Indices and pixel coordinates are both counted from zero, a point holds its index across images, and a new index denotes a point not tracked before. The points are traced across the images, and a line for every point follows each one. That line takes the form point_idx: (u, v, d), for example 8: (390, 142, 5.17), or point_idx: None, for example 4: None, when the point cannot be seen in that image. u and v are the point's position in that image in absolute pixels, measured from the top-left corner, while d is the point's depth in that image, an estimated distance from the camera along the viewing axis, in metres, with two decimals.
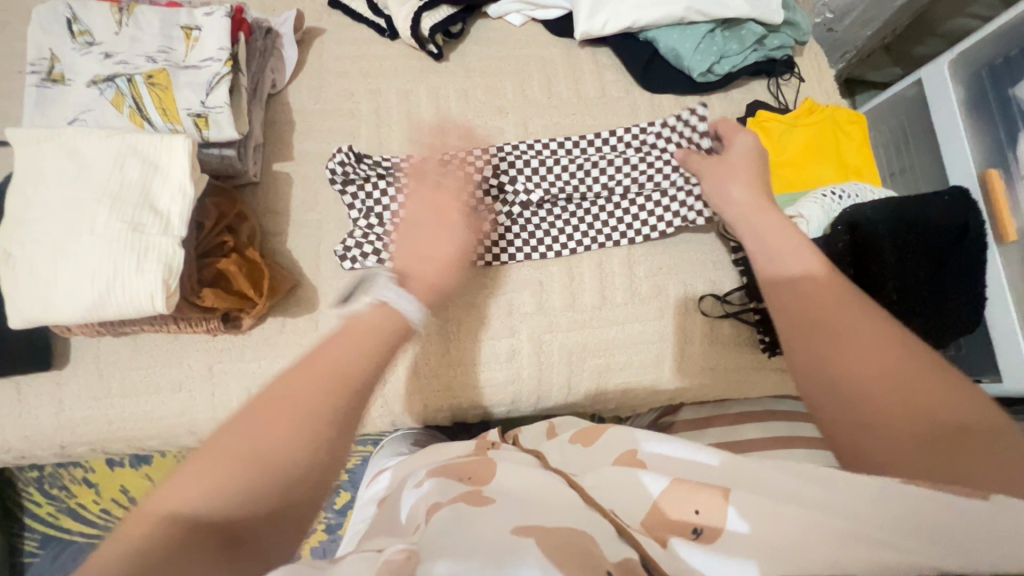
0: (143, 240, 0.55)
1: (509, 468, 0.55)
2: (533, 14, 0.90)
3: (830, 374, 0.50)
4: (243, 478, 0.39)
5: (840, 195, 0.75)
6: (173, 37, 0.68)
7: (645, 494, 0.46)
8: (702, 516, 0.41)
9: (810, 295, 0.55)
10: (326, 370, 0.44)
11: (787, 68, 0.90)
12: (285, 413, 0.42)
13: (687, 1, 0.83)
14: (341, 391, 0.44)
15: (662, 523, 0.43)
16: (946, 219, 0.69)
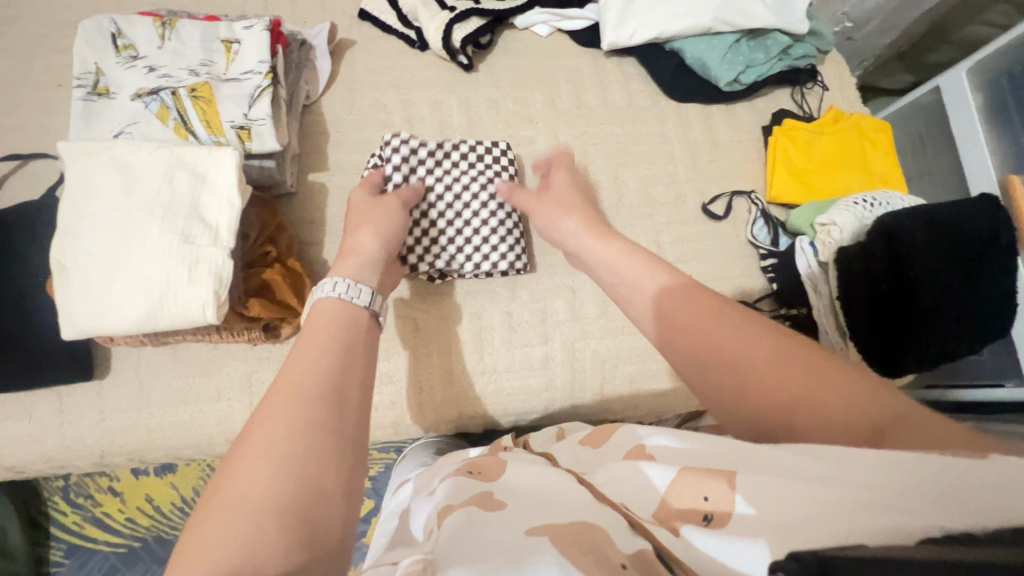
0: (194, 251, 0.56)
1: (524, 471, 0.56)
2: (559, 25, 0.91)
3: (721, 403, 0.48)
4: (242, 529, 0.36)
5: (872, 203, 0.76)
6: (214, 51, 0.69)
7: (654, 483, 0.48)
8: (711, 503, 0.43)
9: (672, 314, 0.52)
10: (296, 386, 0.46)
11: (810, 79, 0.91)
12: (264, 457, 0.40)
13: (714, 12, 0.85)
14: (311, 407, 0.44)
15: (671, 513, 0.45)
16: (978, 226, 0.70)
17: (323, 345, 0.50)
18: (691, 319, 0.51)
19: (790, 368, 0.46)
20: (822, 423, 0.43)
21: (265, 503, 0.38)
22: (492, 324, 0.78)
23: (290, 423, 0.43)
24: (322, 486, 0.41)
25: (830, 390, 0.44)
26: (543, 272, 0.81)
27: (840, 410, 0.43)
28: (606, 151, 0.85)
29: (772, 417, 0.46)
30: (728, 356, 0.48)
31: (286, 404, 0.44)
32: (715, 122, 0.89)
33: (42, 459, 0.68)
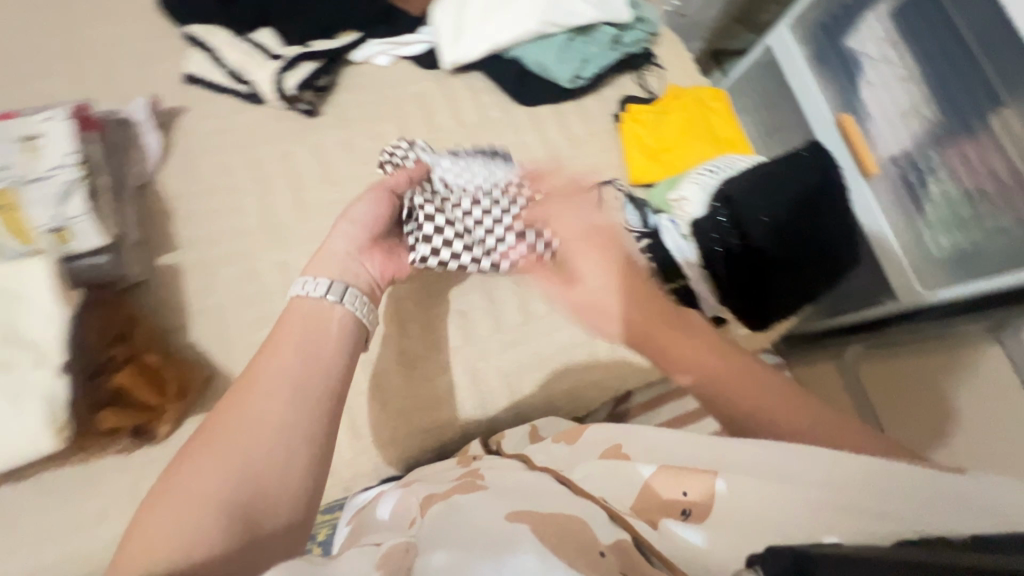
0: (17, 380, 0.51)
1: (502, 475, 0.53)
2: (398, 53, 0.92)
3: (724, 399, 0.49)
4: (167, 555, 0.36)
5: (716, 169, 0.82)
6: (10, 151, 0.63)
7: (631, 478, 0.49)
8: (690, 497, 0.44)
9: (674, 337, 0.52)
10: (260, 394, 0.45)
11: (644, 62, 0.96)
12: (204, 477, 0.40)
13: (539, 16, 0.87)
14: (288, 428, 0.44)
15: (654, 504, 0.46)
16: (812, 176, 0.75)
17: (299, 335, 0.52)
18: (656, 324, 0.53)
19: (787, 396, 0.47)
20: (826, 438, 0.45)
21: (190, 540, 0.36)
22: (388, 366, 0.76)
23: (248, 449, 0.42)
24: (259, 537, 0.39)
25: (811, 425, 0.46)
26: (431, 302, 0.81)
27: (818, 425, 0.45)
28: None
29: (752, 422, 0.47)
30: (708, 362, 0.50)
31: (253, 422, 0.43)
32: (568, 119, 0.91)
33: None
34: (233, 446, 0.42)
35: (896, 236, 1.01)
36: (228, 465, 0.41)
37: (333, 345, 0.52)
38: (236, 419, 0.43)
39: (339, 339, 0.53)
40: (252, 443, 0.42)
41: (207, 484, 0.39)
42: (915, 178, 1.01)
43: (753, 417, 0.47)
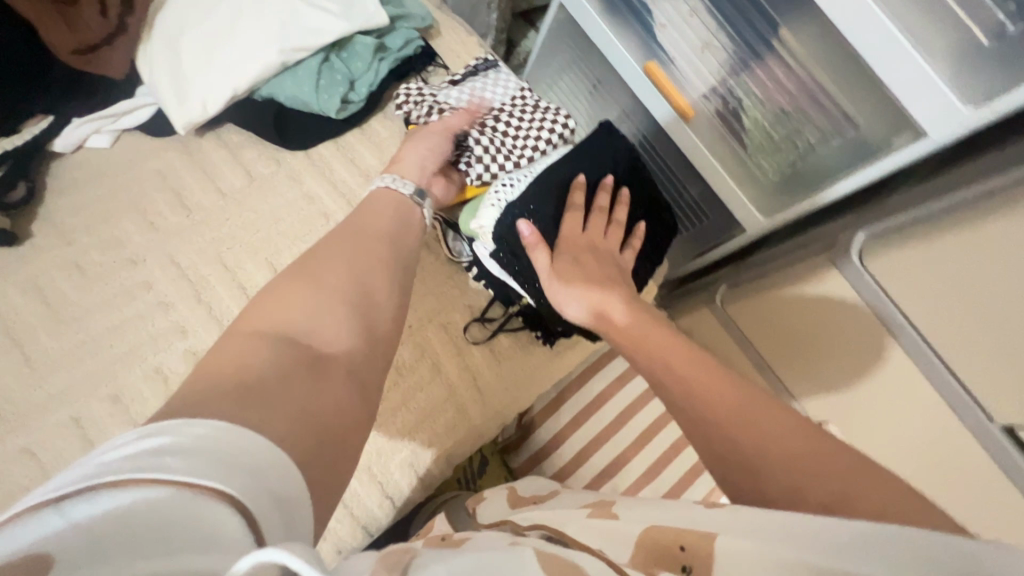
0: None
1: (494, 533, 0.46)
2: (119, 123, 0.73)
3: (727, 451, 0.47)
4: (306, 317, 0.49)
5: (513, 179, 0.76)
6: None
7: (623, 533, 0.40)
8: (690, 553, 0.35)
9: (671, 359, 0.56)
10: (365, 234, 0.61)
11: (427, 64, 0.84)
12: (332, 266, 0.55)
13: (277, 44, 0.72)
14: (383, 260, 0.59)
15: (650, 563, 0.36)
16: (594, 164, 0.76)
17: (387, 212, 0.66)
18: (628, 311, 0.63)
19: (819, 439, 0.45)
20: (807, 493, 0.41)
21: (343, 297, 0.52)
22: None
23: (370, 265, 0.57)
24: (366, 348, 0.51)
25: (842, 463, 0.42)
26: None
27: (847, 468, 0.42)
28: (249, 246, 0.71)
29: (728, 449, 0.47)
30: (653, 356, 0.58)
31: (363, 249, 0.59)
32: (355, 153, 0.79)
33: None
34: (338, 272, 0.54)
35: (728, 174, 0.99)
36: (329, 285, 0.53)
37: (413, 231, 0.66)
38: (368, 242, 0.60)
39: (420, 224, 0.68)
40: (371, 261, 0.58)
41: (335, 268, 0.55)
42: (730, 110, 0.96)
43: (748, 455, 0.46)
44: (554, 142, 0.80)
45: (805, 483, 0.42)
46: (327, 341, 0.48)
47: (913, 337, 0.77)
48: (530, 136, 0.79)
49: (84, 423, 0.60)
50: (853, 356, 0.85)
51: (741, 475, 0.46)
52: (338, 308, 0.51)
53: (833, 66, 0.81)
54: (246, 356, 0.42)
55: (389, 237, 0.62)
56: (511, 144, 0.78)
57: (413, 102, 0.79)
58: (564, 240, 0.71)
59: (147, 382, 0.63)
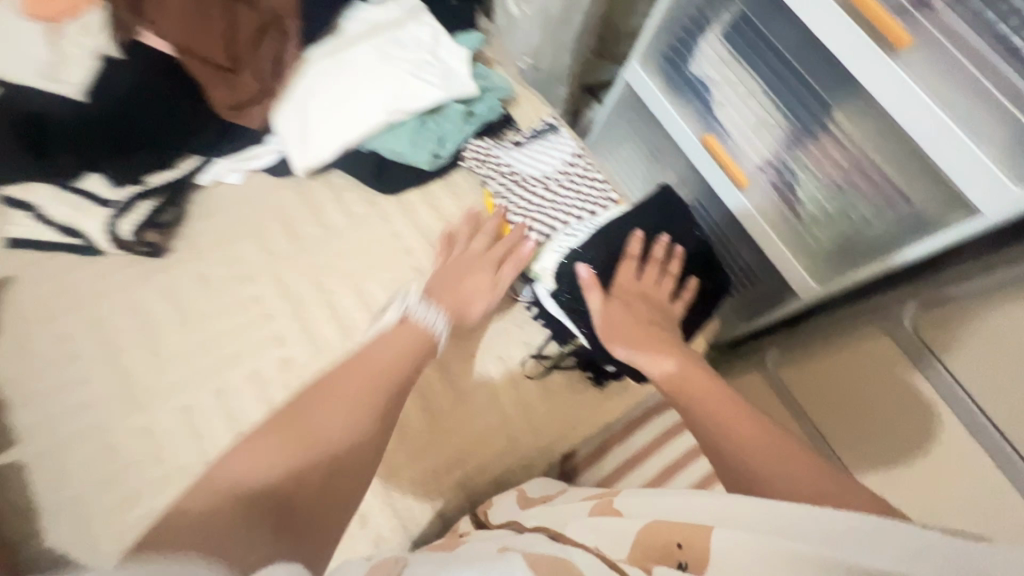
0: None
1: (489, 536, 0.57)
2: (248, 166, 0.87)
3: (736, 458, 0.57)
4: (289, 455, 0.55)
5: (575, 229, 0.84)
6: None
7: (627, 531, 0.50)
8: (685, 549, 0.44)
9: (691, 386, 0.67)
10: (377, 375, 0.66)
11: (505, 128, 0.96)
12: (329, 403, 0.61)
13: (386, 107, 0.86)
14: (375, 402, 0.63)
15: (648, 553, 0.46)
16: (654, 221, 0.81)
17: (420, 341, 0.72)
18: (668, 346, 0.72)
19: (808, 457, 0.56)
20: (798, 491, 0.51)
21: (336, 434, 0.58)
22: None
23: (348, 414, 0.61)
24: (352, 479, 0.57)
25: (825, 474, 0.53)
26: None
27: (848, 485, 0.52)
28: (340, 274, 0.82)
29: (734, 458, 0.57)
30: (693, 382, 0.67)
31: (356, 396, 0.63)
32: (438, 200, 0.90)
33: None
34: (333, 418, 0.60)
35: (781, 242, 1.02)
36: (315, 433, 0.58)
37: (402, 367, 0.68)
38: (342, 397, 0.62)
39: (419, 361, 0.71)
40: (339, 412, 0.61)
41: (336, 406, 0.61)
42: (786, 183, 1.01)
43: (750, 462, 0.56)
44: (603, 203, 0.87)
45: (798, 484, 0.52)
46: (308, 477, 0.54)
47: (947, 384, 0.89)
48: (581, 200, 0.87)
49: (190, 411, 0.70)
50: (889, 434, 0.91)
51: (744, 476, 0.55)
52: (314, 453, 0.56)
53: (887, 146, 0.86)
54: (205, 503, 0.49)
55: (386, 375, 0.66)
56: (566, 208, 0.86)
57: (479, 161, 0.90)
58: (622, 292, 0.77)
59: (245, 382, 0.73)
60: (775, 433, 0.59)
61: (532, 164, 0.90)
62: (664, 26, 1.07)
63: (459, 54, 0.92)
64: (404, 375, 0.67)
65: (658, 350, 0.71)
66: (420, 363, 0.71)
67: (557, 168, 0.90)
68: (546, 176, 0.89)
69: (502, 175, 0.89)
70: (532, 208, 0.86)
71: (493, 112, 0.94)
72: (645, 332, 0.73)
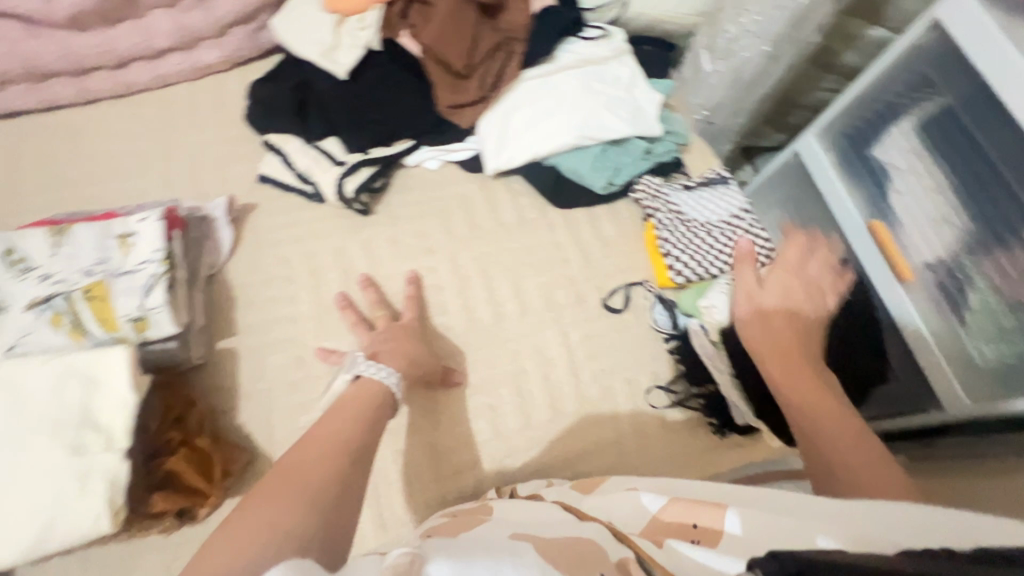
0: (86, 463, 0.56)
1: (506, 509, 0.64)
2: (447, 157, 0.99)
3: (821, 456, 0.66)
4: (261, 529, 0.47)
5: (739, 280, 0.89)
6: (109, 248, 0.73)
7: (644, 509, 0.60)
8: (698, 529, 0.54)
9: (800, 382, 0.75)
10: (298, 451, 0.57)
11: (676, 172, 1.01)
12: (296, 469, 0.55)
13: (577, 131, 0.95)
14: (336, 463, 0.57)
15: (661, 527, 0.56)
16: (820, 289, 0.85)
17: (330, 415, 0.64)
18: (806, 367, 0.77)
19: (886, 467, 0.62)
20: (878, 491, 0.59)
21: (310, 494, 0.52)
22: (418, 457, 0.79)
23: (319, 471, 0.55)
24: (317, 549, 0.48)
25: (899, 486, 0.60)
26: (462, 391, 0.84)
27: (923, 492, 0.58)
28: (504, 267, 0.92)
29: (825, 452, 0.66)
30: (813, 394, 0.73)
31: (313, 459, 0.56)
32: (601, 223, 0.97)
33: None
34: (304, 484, 0.53)
35: (938, 347, 0.96)
36: (284, 502, 0.51)
37: (351, 436, 0.61)
38: (312, 462, 0.56)
39: (366, 424, 0.64)
40: (312, 467, 0.55)
41: (305, 469, 0.55)
42: (957, 287, 0.95)
43: (837, 462, 0.64)
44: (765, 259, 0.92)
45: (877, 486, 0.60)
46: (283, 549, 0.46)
47: None
48: (743, 252, 0.93)
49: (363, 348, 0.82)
50: None
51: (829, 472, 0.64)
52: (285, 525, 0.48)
53: None
54: None
55: (337, 439, 0.60)
56: (728, 257, 0.92)
57: (650, 196, 0.96)
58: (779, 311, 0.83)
59: None
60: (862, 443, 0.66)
61: (699, 209, 0.95)
62: (853, 106, 1.07)
63: (653, 98, 1.00)
64: (356, 437, 0.61)
65: (789, 354, 0.78)
66: (375, 426, 0.65)
67: (723, 219, 0.95)
68: (713, 224, 0.94)
69: (671, 214, 0.94)
70: (696, 250, 0.91)
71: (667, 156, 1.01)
72: (786, 345, 0.79)
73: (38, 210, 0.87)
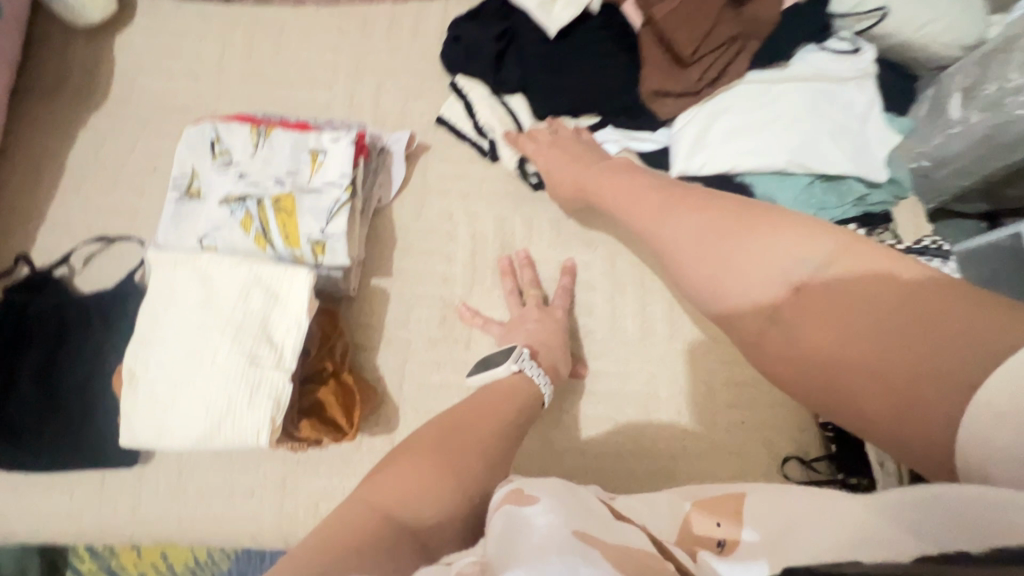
0: (257, 373, 0.57)
1: (570, 491, 0.45)
2: (629, 144, 0.91)
3: (815, 380, 0.47)
4: (433, 483, 0.49)
5: None
6: (300, 160, 0.72)
7: (676, 507, 0.47)
8: (724, 531, 0.42)
9: (746, 285, 0.51)
10: (467, 412, 0.59)
11: (884, 226, 0.87)
12: (464, 429, 0.56)
13: (789, 155, 0.84)
14: (500, 434, 0.57)
15: (689, 537, 0.43)
16: None
17: (497, 389, 0.65)
18: (716, 229, 0.54)
19: (902, 336, 0.42)
20: (897, 403, 0.41)
21: (478, 457, 0.53)
22: (532, 449, 0.77)
23: (484, 438, 0.56)
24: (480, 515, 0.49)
25: (913, 356, 0.40)
26: (590, 398, 0.80)
27: (964, 329, 0.39)
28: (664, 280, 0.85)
29: (817, 376, 0.46)
30: (746, 280, 0.51)
31: (480, 424, 0.57)
32: None
33: (75, 536, 0.69)
34: (468, 440, 0.54)
35: None
36: (450, 451, 0.52)
37: (511, 409, 0.62)
38: (486, 424, 0.58)
39: (524, 402, 0.64)
40: (481, 433, 0.56)
41: (474, 431, 0.56)
42: None
43: (841, 387, 0.45)
44: None
45: (897, 394, 0.41)
46: (450, 510, 0.47)
47: None
48: None
49: None
50: None
51: (833, 400, 0.46)
52: (457, 487, 0.49)
53: None
54: (346, 528, 0.42)
55: (496, 412, 0.60)
56: None
57: None
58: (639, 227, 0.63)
59: None
60: (852, 324, 0.44)
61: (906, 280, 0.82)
62: None
63: (887, 138, 0.86)
64: (516, 417, 0.61)
65: (700, 257, 0.54)
66: (530, 412, 0.64)
67: None
68: None
69: None
70: None
71: (878, 209, 0.88)
72: (697, 258, 0.54)
73: (236, 102, 0.89)
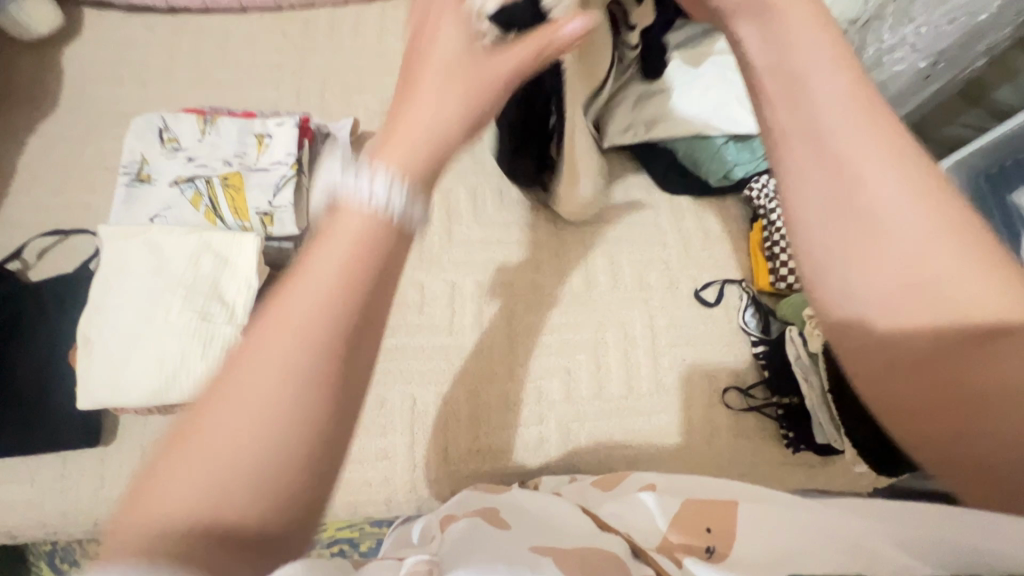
0: (210, 328, 0.60)
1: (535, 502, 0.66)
2: None
3: (928, 396, 0.38)
4: (243, 452, 0.30)
5: None
6: (247, 143, 0.77)
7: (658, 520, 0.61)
8: (713, 536, 0.54)
9: (878, 252, 0.40)
10: (286, 315, 0.33)
11: None
12: (275, 329, 0.32)
13: (702, 119, 0.92)
14: (327, 313, 0.33)
15: (676, 542, 0.56)
16: None
17: (326, 258, 0.34)
18: (898, 181, 0.41)
19: None
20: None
21: (290, 373, 0.31)
22: (490, 402, 0.80)
23: (299, 331, 0.32)
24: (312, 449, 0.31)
25: None
26: (541, 350, 0.84)
27: None
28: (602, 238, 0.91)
29: (933, 391, 0.38)
30: (881, 255, 0.40)
31: (292, 319, 0.32)
32: (706, 215, 0.95)
33: (33, 525, 0.68)
34: (278, 387, 0.31)
35: None
36: (260, 414, 0.31)
37: (331, 271, 0.33)
38: (302, 320, 0.32)
39: (353, 258, 0.34)
40: (303, 327, 0.32)
41: (284, 331, 0.32)
42: None
43: (961, 411, 0.37)
44: None
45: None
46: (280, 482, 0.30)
47: None
48: None
49: (454, 288, 0.85)
50: None
51: (941, 421, 0.38)
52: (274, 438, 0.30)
53: None
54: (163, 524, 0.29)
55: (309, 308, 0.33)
56: None
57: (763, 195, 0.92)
58: (775, 118, 0.46)
59: (501, 287, 0.86)
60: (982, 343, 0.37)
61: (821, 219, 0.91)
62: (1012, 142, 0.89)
63: None
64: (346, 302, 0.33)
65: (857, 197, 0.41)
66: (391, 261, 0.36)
67: None
68: None
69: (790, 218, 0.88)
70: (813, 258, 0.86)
71: None
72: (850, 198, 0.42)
73: (184, 103, 0.93)
